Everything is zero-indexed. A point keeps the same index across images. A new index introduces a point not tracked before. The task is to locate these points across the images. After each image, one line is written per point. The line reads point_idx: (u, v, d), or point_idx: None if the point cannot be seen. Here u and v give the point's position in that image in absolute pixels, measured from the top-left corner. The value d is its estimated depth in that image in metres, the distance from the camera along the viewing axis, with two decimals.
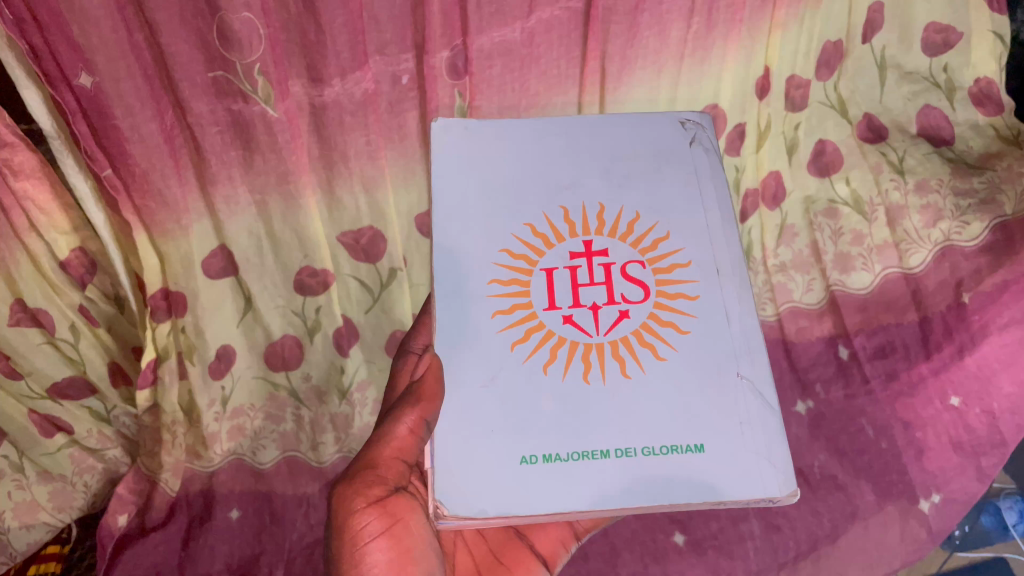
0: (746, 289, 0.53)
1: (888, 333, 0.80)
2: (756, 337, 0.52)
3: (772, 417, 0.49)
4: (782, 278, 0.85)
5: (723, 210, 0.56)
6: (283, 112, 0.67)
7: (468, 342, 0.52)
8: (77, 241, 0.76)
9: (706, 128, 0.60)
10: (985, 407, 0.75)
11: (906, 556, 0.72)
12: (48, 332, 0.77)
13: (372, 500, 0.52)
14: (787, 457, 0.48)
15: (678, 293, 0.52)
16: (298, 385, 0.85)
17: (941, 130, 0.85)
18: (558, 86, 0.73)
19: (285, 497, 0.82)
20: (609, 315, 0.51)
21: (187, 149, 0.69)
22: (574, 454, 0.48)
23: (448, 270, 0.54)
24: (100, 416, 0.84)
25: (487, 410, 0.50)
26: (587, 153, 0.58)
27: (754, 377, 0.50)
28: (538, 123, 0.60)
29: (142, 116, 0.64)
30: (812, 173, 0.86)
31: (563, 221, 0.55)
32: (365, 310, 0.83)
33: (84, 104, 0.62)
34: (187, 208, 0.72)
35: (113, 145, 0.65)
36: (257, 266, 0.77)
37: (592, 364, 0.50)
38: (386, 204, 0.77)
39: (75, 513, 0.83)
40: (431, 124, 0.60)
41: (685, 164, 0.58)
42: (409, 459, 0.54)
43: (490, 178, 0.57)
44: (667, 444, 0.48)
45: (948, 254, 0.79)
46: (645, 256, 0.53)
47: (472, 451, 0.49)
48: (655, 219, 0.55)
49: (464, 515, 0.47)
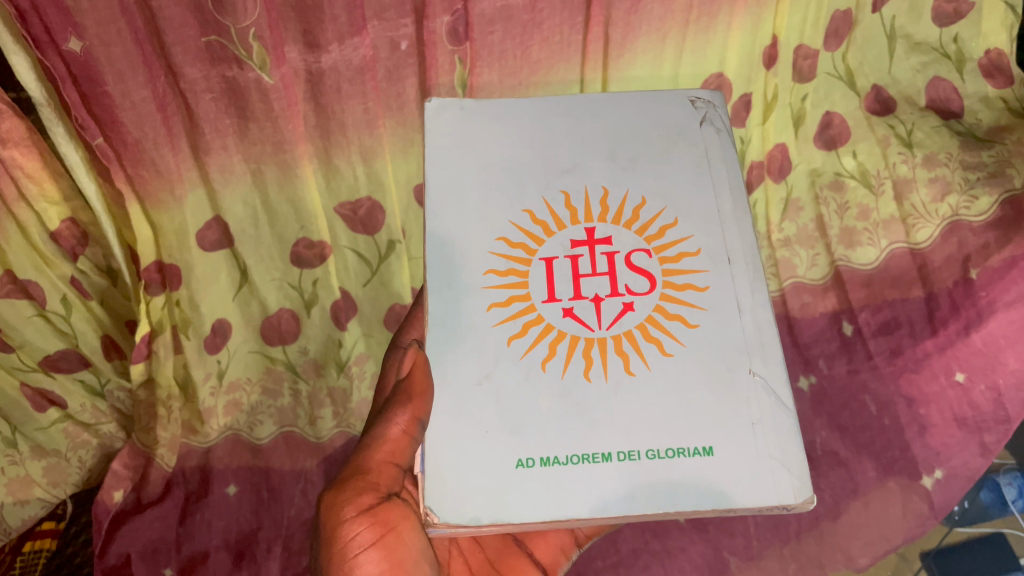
0: (759, 279, 0.52)
1: (894, 309, 0.79)
2: (770, 331, 0.50)
3: (786, 417, 0.48)
4: (786, 253, 0.84)
5: (734, 194, 0.54)
6: (279, 80, 0.65)
7: (463, 336, 0.51)
8: (68, 212, 0.74)
9: (718, 106, 0.58)
10: (990, 383, 0.75)
11: (908, 531, 0.73)
12: (39, 304, 0.77)
13: (362, 508, 0.50)
14: (803, 461, 0.46)
15: (686, 284, 0.51)
16: (296, 359, 0.83)
17: (950, 102, 0.82)
18: (560, 52, 0.71)
19: (282, 472, 0.81)
20: (613, 308, 0.50)
21: (180, 118, 0.67)
22: (573, 458, 0.47)
23: (441, 260, 0.53)
24: (94, 390, 0.83)
25: (483, 410, 0.49)
26: (590, 136, 0.57)
27: (768, 374, 0.49)
28: (539, 102, 0.59)
29: (135, 82, 0.63)
30: (819, 147, 0.84)
31: (563, 206, 0.53)
32: (362, 283, 0.81)
33: (74, 69, 0.61)
34: (181, 178, 0.70)
35: (103, 111, 0.64)
36: (253, 237, 0.76)
37: (594, 360, 0.49)
38: (385, 175, 0.75)
39: (70, 488, 0.82)
40: (425, 104, 0.59)
41: (695, 145, 0.56)
42: (402, 463, 0.53)
43: (489, 160, 0.56)
44: (673, 446, 0.47)
45: (956, 229, 0.77)
46: (652, 244, 0.52)
47: (466, 454, 0.48)
48: (662, 204, 0.54)
49: (455, 522, 0.46)
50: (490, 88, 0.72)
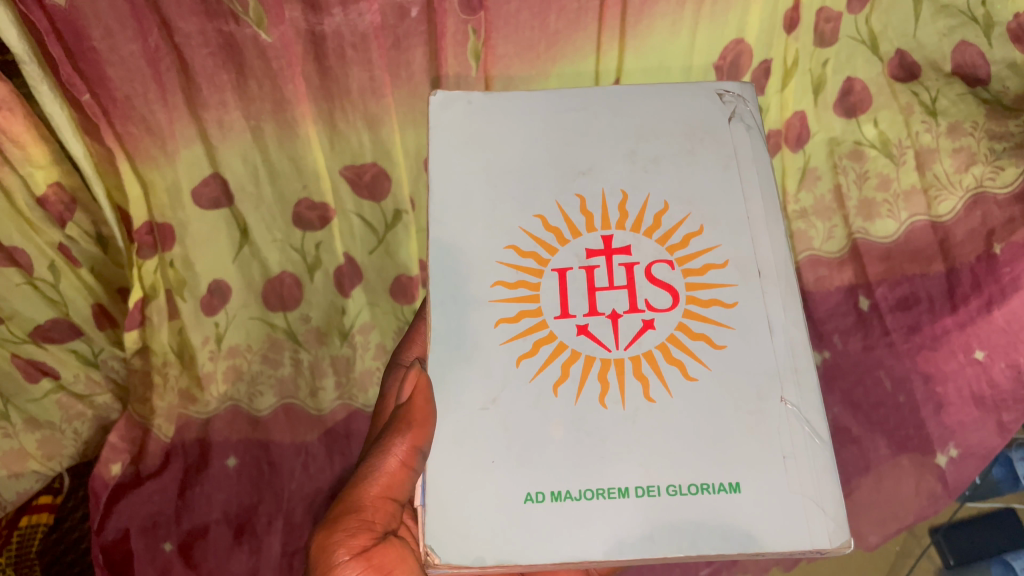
0: (792, 294, 0.49)
1: (913, 284, 0.77)
2: (803, 355, 0.48)
3: (821, 451, 0.46)
4: (802, 225, 0.81)
5: (767, 199, 0.51)
6: (278, 38, 0.62)
7: (468, 355, 0.49)
8: (54, 176, 0.71)
9: (748, 101, 0.54)
10: (1011, 361, 0.72)
11: (920, 510, 0.73)
12: (26, 272, 0.74)
13: (356, 551, 0.49)
14: (839, 501, 0.44)
15: (712, 299, 0.48)
16: (298, 327, 0.81)
17: (976, 69, 0.72)
18: (577, 21, 0.66)
19: (282, 446, 0.80)
20: (631, 326, 0.47)
21: (174, 73, 0.64)
22: (587, 493, 0.45)
23: (447, 269, 0.51)
24: (87, 361, 0.81)
25: (489, 437, 0.47)
26: (609, 132, 0.54)
27: (801, 403, 0.46)
28: (553, 96, 0.56)
29: (123, 37, 0.60)
30: (839, 114, 0.79)
31: (578, 212, 0.51)
32: (368, 251, 0.79)
33: (58, 25, 0.58)
34: (174, 135, 0.68)
35: (91, 68, 0.61)
36: (254, 196, 0.73)
37: (611, 384, 0.47)
38: (391, 141, 0.71)
39: (66, 460, 0.81)
40: (430, 98, 0.56)
41: (724, 145, 0.53)
42: (398, 498, 0.52)
43: (499, 159, 0.53)
44: (696, 483, 0.45)
45: (980, 202, 0.74)
46: (674, 255, 0.49)
47: (471, 487, 0.46)
48: (687, 209, 0.51)
49: (458, 563, 0.45)
50: (506, 60, 0.68)
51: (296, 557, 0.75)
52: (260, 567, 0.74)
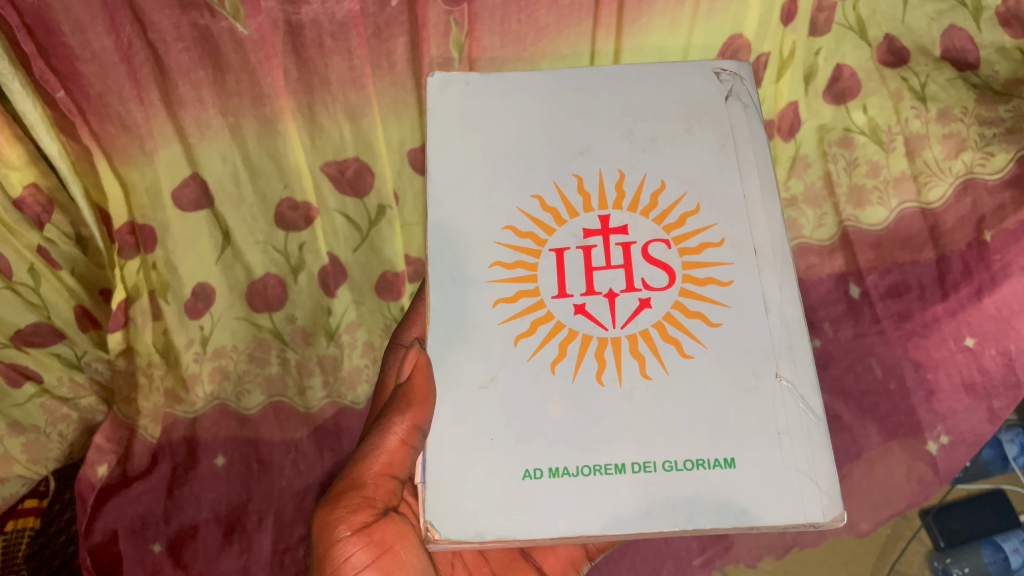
0: (787, 272, 0.49)
1: (903, 271, 0.76)
2: (799, 333, 0.47)
3: (817, 427, 0.45)
4: (793, 213, 0.81)
5: (762, 179, 0.51)
6: (255, 29, 0.61)
7: (467, 336, 0.48)
8: (30, 176, 0.68)
9: (744, 79, 0.53)
10: (1001, 348, 0.73)
11: (912, 497, 0.75)
12: (5, 277, 0.72)
13: (357, 527, 0.49)
14: (833, 476, 0.44)
15: (708, 278, 0.48)
16: (283, 326, 0.80)
17: (965, 53, 0.71)
18: (570, 17, 0.66)
19: (272, 444, 0.79)
20: (628, 305, 0.47)
21: (148, 64, 0.62)
22: (584, 469, 0.45)
23: (445, 249, 0.50)
24: (70, 363, 0.80)
25: (488, 416, 0.47)
26: (606, 111, 0.53)
27: (796, 379, 0.46)
28: (550, 76, 0.54)
29: (94, 32, 0.58)
30: (828, 101, 0.78)
31: (575, 192, 0.50)
32: (352, 248, 0.78)
33: (28, 19, 0.56)
34: (152, 133, 0.66)
35: (63, 64, 0.59)
36: (234, 196, 0.72)
37: (608, 362, 0.46)
38: (373, 135, 0.70)
39: (51, 463, 0.81)
40: (427, 79, 0.55)
41: (720, 125, 0.52)
42: (399, 476, 0.52)
43: (496, 140, 0.52)
44: (693, 458, 0.45)
45: (970, 187, 0.73)
46: (671, 234, 0.49)
47: (469, 467, 0.46)
48: (684, 188, 0.50)
49: (457, 538, 0.45)
50: (492, 52, 0.67)
51: (287, 555, 0.75)
52: (251, 566, 0.74)
